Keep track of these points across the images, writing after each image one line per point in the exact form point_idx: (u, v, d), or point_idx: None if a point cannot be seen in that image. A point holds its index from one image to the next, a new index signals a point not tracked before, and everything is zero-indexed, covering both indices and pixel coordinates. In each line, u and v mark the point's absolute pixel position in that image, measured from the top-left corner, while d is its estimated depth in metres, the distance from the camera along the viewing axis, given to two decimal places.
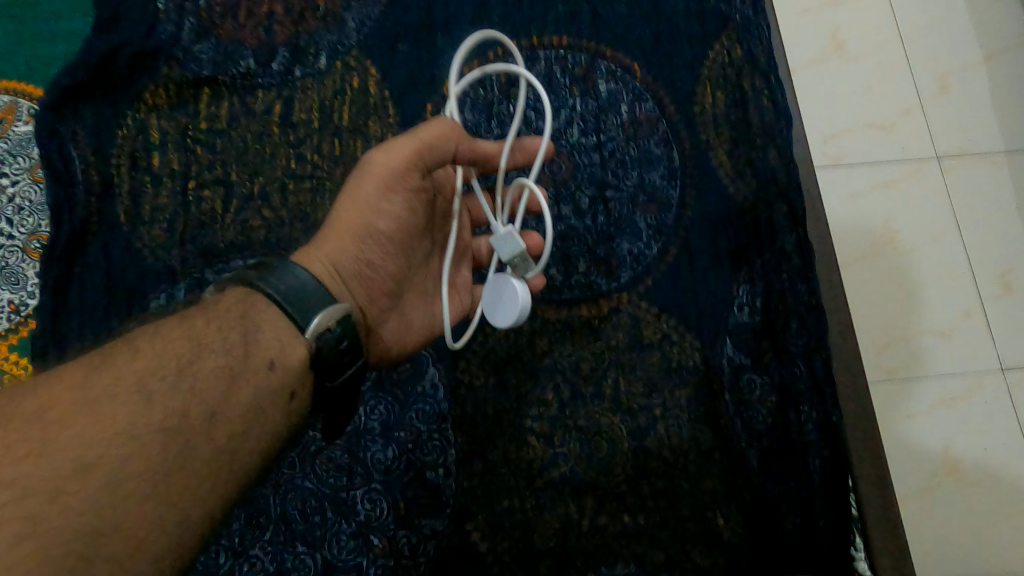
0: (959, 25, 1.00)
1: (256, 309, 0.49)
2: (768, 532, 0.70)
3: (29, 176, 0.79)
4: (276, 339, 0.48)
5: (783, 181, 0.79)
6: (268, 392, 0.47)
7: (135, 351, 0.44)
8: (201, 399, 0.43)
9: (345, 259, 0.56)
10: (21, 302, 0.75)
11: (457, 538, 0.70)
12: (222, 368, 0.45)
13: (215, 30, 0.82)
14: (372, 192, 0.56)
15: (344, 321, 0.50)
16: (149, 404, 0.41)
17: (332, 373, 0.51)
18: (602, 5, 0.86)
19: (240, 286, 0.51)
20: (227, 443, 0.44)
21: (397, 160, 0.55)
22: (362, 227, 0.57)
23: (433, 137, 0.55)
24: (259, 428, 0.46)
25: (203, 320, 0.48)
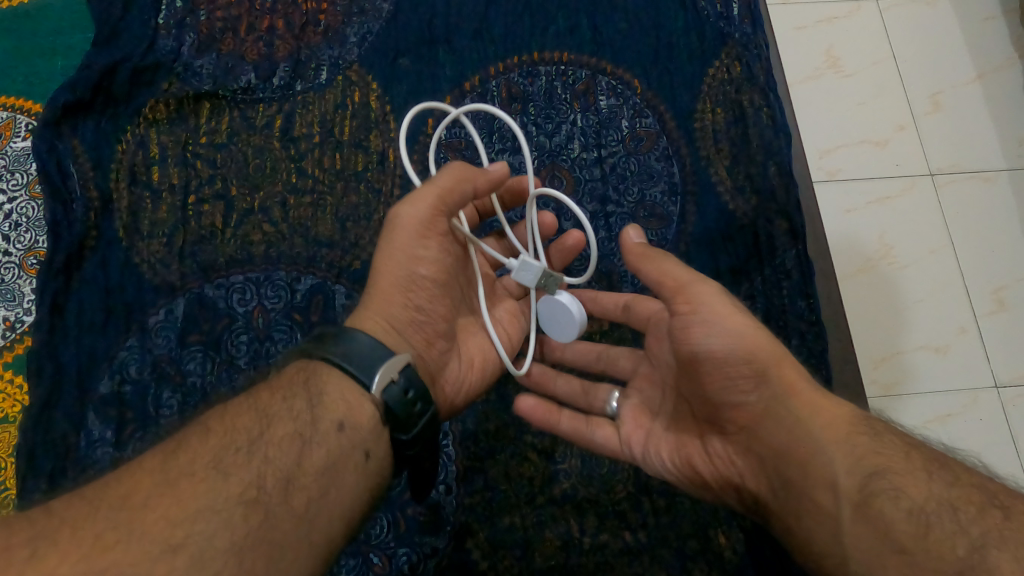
0: (950, 45, 1.02)
1: (318, 374, 0.50)
2: (769, 550, 0.70)
3: (27, 192, 0.78)
4: (342, 400, 0.49)
5: (782, 199, 0.80)
6: (342, 454, 0.47)
7: (207, 429, 0.46)
8: (277, 467, 0.44)
9: (395, 312, 0.56)
10: (17, 319, 0.74)
11: (457, 556, 0.69)
12: (292, 436, 0.46)
13: (216, 44, 0.82)
14: (406, 242, 0.56)
15: (407, 371, 0.50)
16: (226, 478, 0.42)
17: (405, 427, 0.50)
18: (602, 23, 0.87)
19: (299, 359, 0.51)
20: (307, 510, 0.44)
21: (422, 208, 0.55)
22: (406, 276, 0.56)
23: (450, 179, 0.55)
24: (336, 490, 0.46)
25: (267, 393, 0.49)
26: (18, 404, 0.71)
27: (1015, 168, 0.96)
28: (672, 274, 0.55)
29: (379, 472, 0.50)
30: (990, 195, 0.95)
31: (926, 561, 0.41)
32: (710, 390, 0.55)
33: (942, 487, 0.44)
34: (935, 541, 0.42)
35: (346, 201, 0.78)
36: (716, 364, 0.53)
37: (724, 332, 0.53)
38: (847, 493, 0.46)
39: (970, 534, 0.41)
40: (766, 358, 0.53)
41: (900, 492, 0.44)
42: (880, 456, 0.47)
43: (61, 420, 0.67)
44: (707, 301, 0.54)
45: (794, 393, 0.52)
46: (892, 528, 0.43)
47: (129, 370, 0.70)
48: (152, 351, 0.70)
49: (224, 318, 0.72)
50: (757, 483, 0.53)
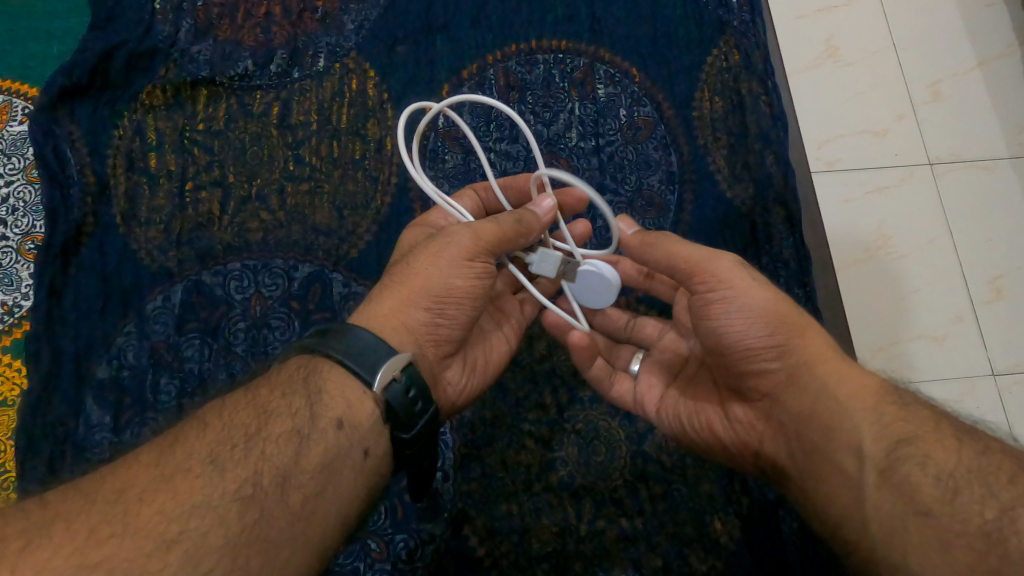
0: (951, 34, 1.02)
1: (318, 371, 0.48)
2: (766, 536, 0.70)
3: (24, 176, 0.78)
4: (341, 398, 0.47)
5: (780, 187, 0.80)
6: (339, 452, 0.46)
7: (204, 424, 0.44)
8: (274, 464, 0.43)
9: (415, 316, 0.54)
10: (15, 303, 0.74)
11: (455, 543, 0.69)
12: (289, 433, 0.45)
13: (213, 31, 0.82)
14: (455, 259, 0.54)
15: (409, 370, 0.48)
16: (221, 474, 0.41)
17: (405, 426, 0.48)
18: (601, 11, 0.87)
19: (301, 352, 0.50)
20: (303, 508, 0.43)
21: (487, 239, 0.54)
22: (440, 289, 0.55)
23: (516, 224, 0.55)
24: (333, 488, 0.45)
25: (266, 389, 0.47)
26: (15, 388, 0.71)
27: (1015, 157, 0.95)
28: (683, 252, 0.55)
29: (377, 471, 0.49)
30: (989, 184, 0.94)
31: (952, 525, 0.41)
32: (733, 359, 0.55)
33: (973, 456, 0.44)
34: (962, 506, 0.41)
35: (343, 190, 0.78)
36: (740, 334, 0.53)
37: (749, 306, 0.53)
38: (872, 457, 0.47)
39: (1001, 501, 0.41)
40: (790, 331, 0.53)
41: (927, 458, 0.44)
42: (911, 425, 0.47)
43: (59, 404, 0.68)
44: (731, 275, 0.54)
45: (820, 363, 0.52)
46: (917, 492, 0.43)
47: (127, 356, 0.70)
48: (149, 337, 0.70)
49: (221, 305, 0.72)
50: (777, 449, 0.55)
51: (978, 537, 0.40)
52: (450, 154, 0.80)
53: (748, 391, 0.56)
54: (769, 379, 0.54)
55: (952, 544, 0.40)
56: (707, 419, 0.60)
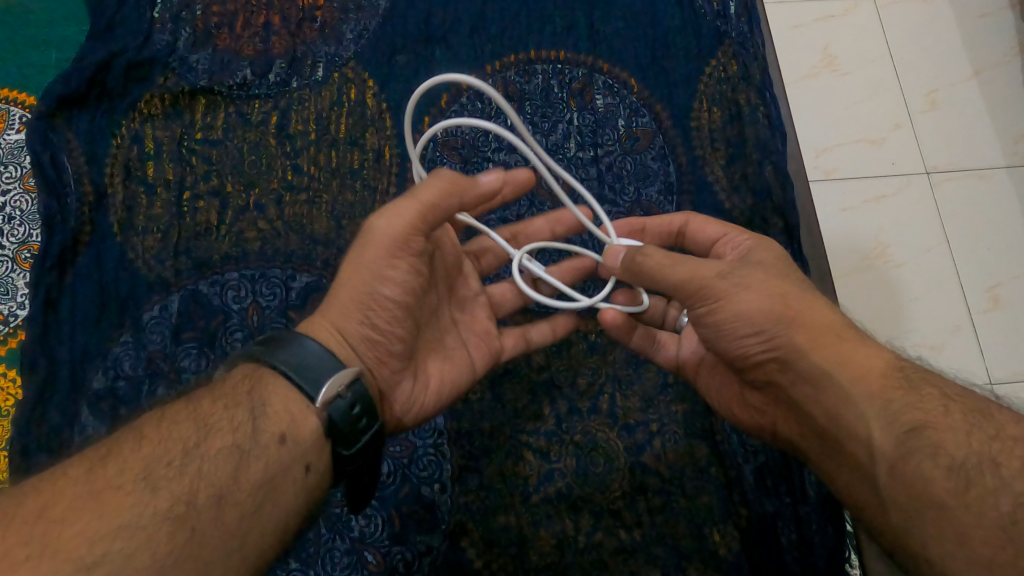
0: (948, 43, 1.02)
1: (263, 384, 0.48)
2: (766, 547, 0.70)
3: (22, 185, 0.78)
4: (285, 412, 0.46)
5: (778, 197, 0.80)
6: (281, 467, 0.45)
7: (141, 437, 0.43)
8: (210, 481, 0.42)
9: (349, 325, 0.54)
10: (10, 313, 0.74)
11: (453, 555, 0.68)
12: (229, 448, 0.44)
13: (211, 40, 0.82)
14: (375, 260, 0.53)
15: (355, 386, 0.48)
16: (154, 492, 0.40)
17: (348, 442, 0.48)
18: (600, 21, 0.87)
19: (249, 362, 0.49)
20: (239, 526, 0.42)
21: (401, 223, 0.52)
22: (365, 293, 0.54)
23: (435, 199, 0.52)
24: (272, 505, 0.44)
25: (209, 400, 0.46)
26: (9, 398, 0.70)
27: (1012, 166, 0.96)
28: (672, 274, 0.52)
29: (319, 486, 0.48)
30: (985, 193, 0.95)
31: (968, 518, 0.41)
32: (731, 358, 0.55)
33: (982, 440, 0.44)
34: (975, 497, 0.42)
35: (342, 199, 0.78)
36: (730, 339, 0.53)
37: (734, 313, 0.52)
38: (883, 450, 0.46)
39: (1014, 489, 0.41)
40: (781, 324, 0.51)
41: (938, 448, 0.44)
42: (919, 412, 0.45)
43: (52, 415, 0.67)
44: (714, 285, 0.52)
45: (819, 347, 0.50)
46: (930, 485, 0.43)
47: (123, 366, 0.69)
48: (146, 346, 0.70)
49: (218, 315, 0.72)
50: (792, 429, 0.55)
51: (995, 531, 0.41)
52: (448, 165, 0.80)
53: (753, 378, 0.56)
54: (766, 367, 0.53)
55: (970, 536, 0.41)
56: (733, 396, 0.62)
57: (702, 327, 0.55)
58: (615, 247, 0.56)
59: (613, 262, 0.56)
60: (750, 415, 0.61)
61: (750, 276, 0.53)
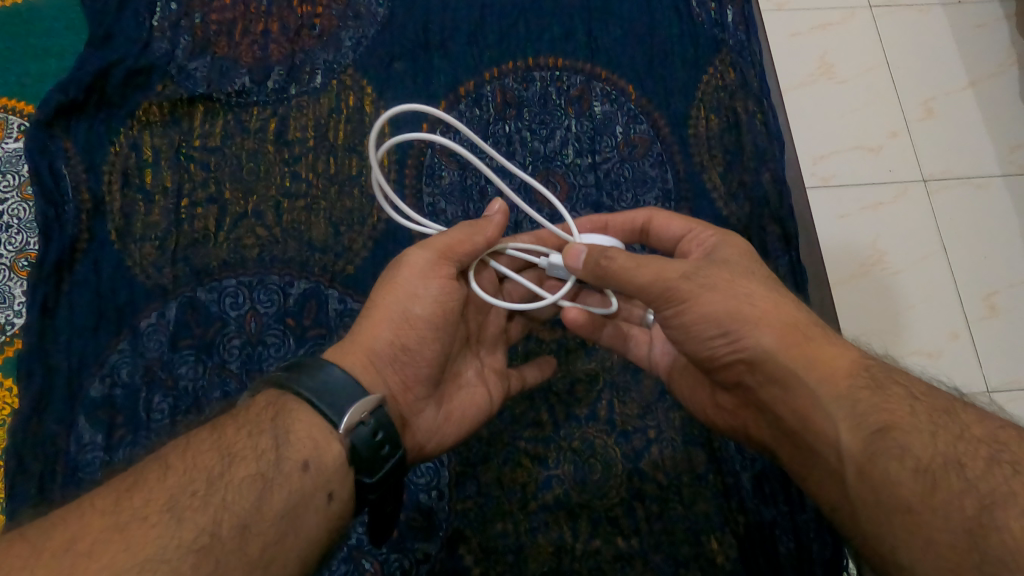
0: (944, 52, 1.03)
1: (287, 411, 0.47)
2: (763, 556, 0.70)
3: (19, 193, 0.78)
4: (309, 439, 0.46)
5: (775, 205, 0.80)
6: (303, 496, 0.44)
7: (166, 466, 0.43)
8: (234, 511, 0.41)
9: (379, 346, 0.55)
10: (7, 321, 0.73)
11: (451, 563, 0.68)
12: (253, 476, 0.43)
13: (211, 47, 0.82)
14: (410, 282, 0.55)
15: (377, 413, 0.48)
16: (179, 523, 0.39)
17: (370, 469, 0.47)
18: (597, 29, 0.87)
19: (272, 386, 0.49)
20: (261, 556, 0.41)
21: (436, 249, 0.55)
22: (398, 314, 0.55)
23: (466, 231, 0.56)
24: (295, 533, 0.43)
25: (233, 427, 0.46)
26: (6, 408, 0.70)
27: (1009, 175, 0.96)
28: (637, 277, 0.52)
29: (341, 514, 0.47)
30: (982, 201, 0.95)
31: (935, 520, 0.40)
32: (703, 363, 0.56)
33: (948, 442, 0.43)
34: (942, 500, 0.41)
35: (340, 206, 0.78)
36: (697, 339, 0.54)
37: (700, 315, 0.52)
38: (851, 453, 0.45)
39: (978, 490, 0.40)
40: (746, 325, 0.51)
41: (905, 450, 0.43)
42: (884, 411, 0.45)
43: (50, 424, 0.67)
44: (678, 287, 0.52)
45: (785, 349, 0.50)
46: (897, 487, 0.42)
47: (120, 374, 0.69)
48: (143, 354, 0.70)
49: (217, 323, 0.72)
50: (762, 431, 0.56)
51: (962, 535, 0.39)
52: (446, 171, 0.80)
53: (723, 379, 0.56)
54: (735, 369, 0.54)
55: (937, 539, 0.40)
56: (706, 398, 0.62)
57: (671, 329, 0.55)
58: (575, 245, 0.54)
59: (574, 263, 0.54)
60: (722, 417, 0.61)
61: (714, 276, 0.53)
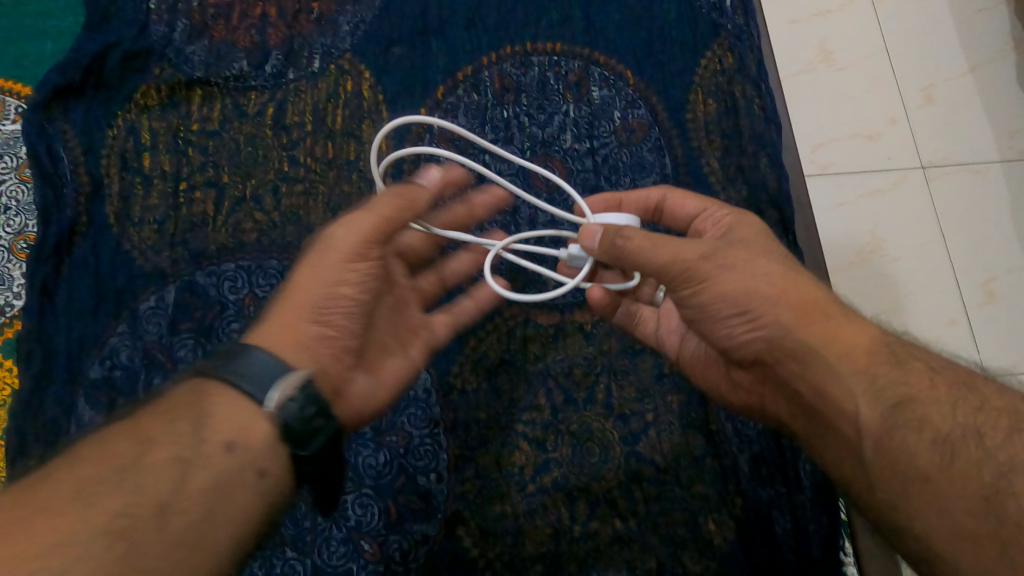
0: (944, 38, 1.03)
1: (207, 394, 0.47)
2: (761, 537, 0.70)
3: (17, 175, 0.78)
4: (232, 420, 0.46)
5: (773, 189, 0.80)
6: (230, 475, 0.44)
7: (78, 457, 0.43)
8: (152, 493, 0.42)
9: (304, 328, 0.52)
10: (7, 303, 0.74)
11: (449, 544, 0.69)
12: (173, 458, 0.43)
13: (208, 31, 0.82)
14: (334, 263, 0.53)
15: (306, 387, 0.47)
16: (90, 507, 0.40)
17: (303, 443, 0.47)
18: (595, 14, 0.87)
19: (194, 375, 0.49)
20: (183, 535, 0.41)
21: (362, 232, 0.54)
22: (323, 295, 0.53)
23: (392, 209, 0.54)
24: (222, 511, 0.43)
25: (149, 417, 0.46)
26: (6, 388, 0.71)
27: (1007, 161, 0.96)
28: (653, 258, 0.51)
29: (277, 490, 0.47)
30: (981, 188, 0.95)
31: (952, 488, 0.43)
32: (721, 345, 0.55)
33: (968, 413, 0.45)
34: (961, 469, 0.43)
35: (339, 190, 0.78)
36: (715, 320, 0.53)
37: (718, 294, 0.51)
38: (870, 426, 0.46)
39: (998, 459, 0.43)
40: (766, 303, 0.50)
41: (924, 423, 0.45)
42: (905, 386, 0.47)
43: (50, 405, 0.67)
44: (697, 267, 0.51)
45: (804, 325, 0.50)
46: (915, 459, 0.45)
47: (120, 356, 0.69)
48: (143, 337, 0.70)
49: (216, 306, 0.72)
50: (781, 408, 0.56)
51: (977, 500, 0.42)
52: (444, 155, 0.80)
53: (741, 359, 0.55)
54: (753, 347, 0.53)
55: (953, 506, 0.43)
56: (721, 375, 0.62)
57: (686, 309, 0.54)
58: (591, 226, 0.53)
59: (591, 243, 0.53)
60: (737, 394, 0.61)
61: (732, 256, 0.52)
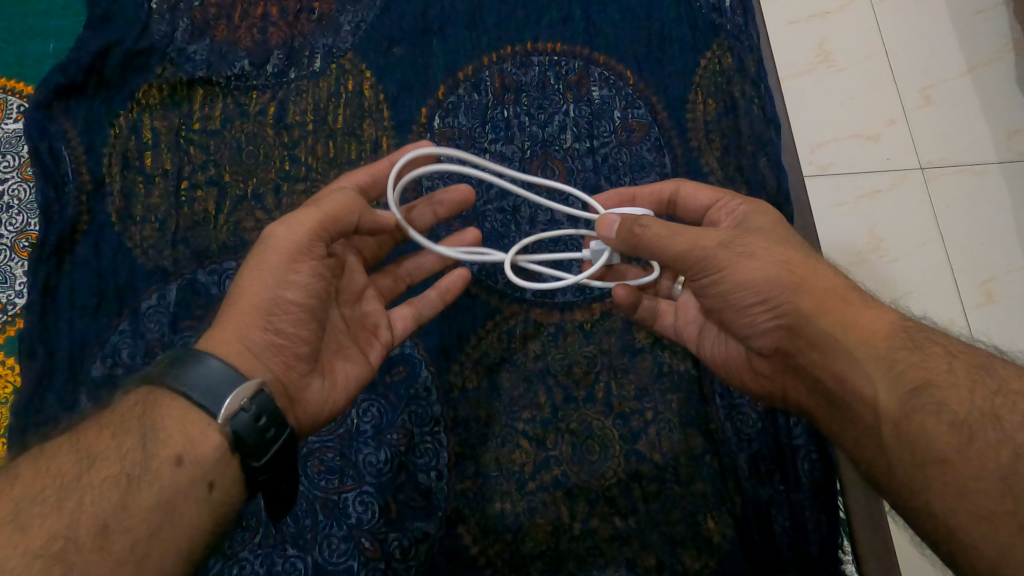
0: (944, 39, 1.03)
1: (156, 406, 0.46)
2: (760, 535, 0.70)
3: (19, 174, 0.78)
4: (181, 433, 0.45)
5: (773, 188, 0.81)
6: (178, 490, 0.43)
7: (14, 476, 0.41)
8: (92, 513, 0.41)
9: (252, 335, 0.52)
10: (9, 301, 0.74)
11: (450, 541, 0.69)
12: (116, 476, 0.42)
13: (209, 31, 0.82)
14: (278, 266, 0.53)
15: (260, 397, 0.46)
16: (25, 531, 0.39)
17: (257, 453, 0.46)
18: (596, 14, 0.88)
19: (143, 384, 0.47)
20: (129, 553, 0.41)
21: (302, 229, 0.53)
22: (269, 300, 0.52)
23: (334, 205, 0.54)
24: (171, 526, 0.43)
25: (94, 431, 0.45)
26: (8, 386, 0.71)
27: (1005, 162, 0.97)
28: (671, 245, 0.53)
29: (228, 502, 0.46)
30: (979, 188, 0.95)
31: (970, 470, 0.43)
32: (739, 328, 0.57)
33: (985, 397, 0.45)
34: (977, 450, 0.44)
35: None
36: (737, 308, 0.55)
37: (737, 282, 0.53)
38: (888, 410, 0.47)
39: (1015, 441, 0.43)
40: (785, 290, 0.52)
41: (941, 406, 0.45)
42: (924, 369, 0.47)
43: (51, 403, 0.67)
44: (716, 254, 0.53)
45: (823, 313, 0.51)
46: (934, 442, 0.45)
47: (121, 354, 0.70)
48: (145, 335, 0.70)
49: (217, 304, 0.72)
50: (802, 394, 0.56)
51: (995, 482, 0.43)
52: (445, 155, 0.80)
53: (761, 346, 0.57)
54: (774, 335, 0.54)
55: (971, 487, 0.43)
56: (742, 363, 0.63)
57: (708, 297, 0.56)
58: (608, 215, 0.56)
59: (609, 232, 0.55)
60: (758, 381, 0.62)
61: (751, 244, 0.53)
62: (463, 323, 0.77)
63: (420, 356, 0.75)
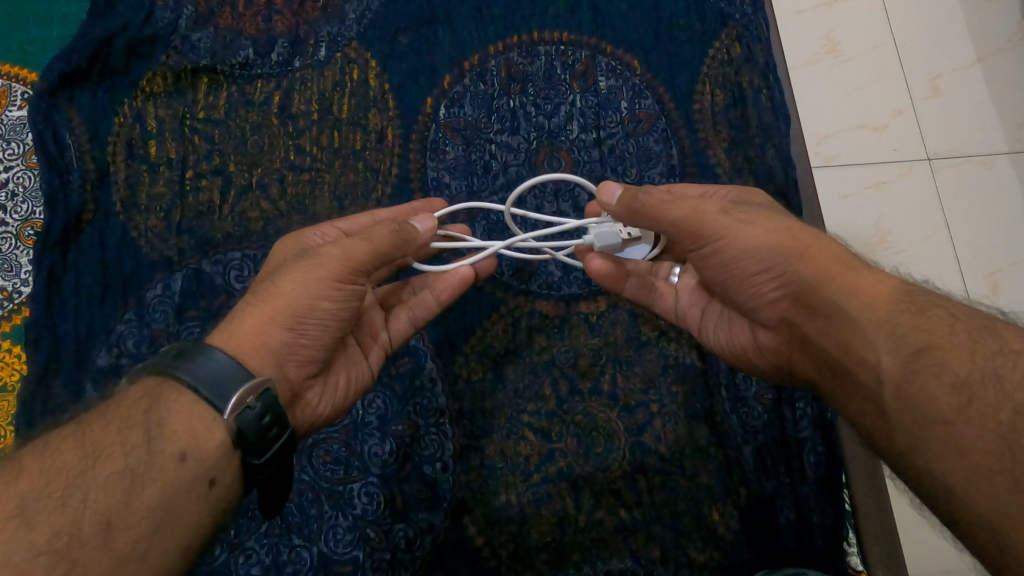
0: (954, 28, 1.02)
1: (163, 401, 0.45)
2: (764, 524, 0.70)
3: (24, 161, 0.78)
4: (187, 430, 0.44)
5: (780, 179, 0.80)
6: (181, 487, 0.43)
7: (20, 469, 0.41)
8: (97, 509, 0.40)
9: (276, 336, 0.51)
10: (15, 289, 0.74)
11: (455, 533, 0.69)
12: (120, 472, 0.42)
13: (213, 18, 0.82)
14: (323, 278, 0.52)
15: (266, 396, 0.46)
16: (30, 527, 0.38)
17: (258, 451, 0.46)
18: (603, 2, 0.87)
19: (151, 376, 0.47)
20: (132, 551, 0.40)
21: (355, 257, 0.53)
22: (303, 307, 0.52)
23: (386, 243, 0.54)
24: (172, 524, 0.42)
25: (99, 425, 0.44)
26: (14, 373, 0.71)
27: (1014, 152, 0.96)
28: (671, 212, 0.53)
29: (225, 499, 0.46)
30: (988, 179, 0.95)
31: (968, 429, 0.41)
32: (743, 298, 0.57)
33: (985, 356, 0.43)
34: (978, 411, 0.41)
35: (344, 179, 0.78)
36: (743, 279, 0.55)
37: (740, 250, 0.53)
38: (890, 374, 0.45)
39: (1014, 400, 0.41)
40: (788, 257, 0.51)
41: (943, 366, 0.43)
42: (926, 332, 0.45)
43: (59, 391, 0.67)
44: (717, 221, 0.53)
45: (826, 280, 0.50)
46: (931, 403, 0.43)
47: (127, 343, 0.69)
48: (149, 325, 0.70)
49: (220, 294, 0.72)
50: (806, 367, 0.55)
51: (992, 439, 0.40)
52: (450, 146, 0.80)
53: (765, 318, 0.57)
54: (780, 305, 0.54)
55: (968, 448, 0.41)
56: (746, 343, 0.62)
57: (712, 269, 0.56)
58: (610, 183, 0.56)
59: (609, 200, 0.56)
60: (765, 357, 0.61)
61: (751, 214, 0.54)
62: (468, 315, 0.77)
63: (424, 346, 0.75)
